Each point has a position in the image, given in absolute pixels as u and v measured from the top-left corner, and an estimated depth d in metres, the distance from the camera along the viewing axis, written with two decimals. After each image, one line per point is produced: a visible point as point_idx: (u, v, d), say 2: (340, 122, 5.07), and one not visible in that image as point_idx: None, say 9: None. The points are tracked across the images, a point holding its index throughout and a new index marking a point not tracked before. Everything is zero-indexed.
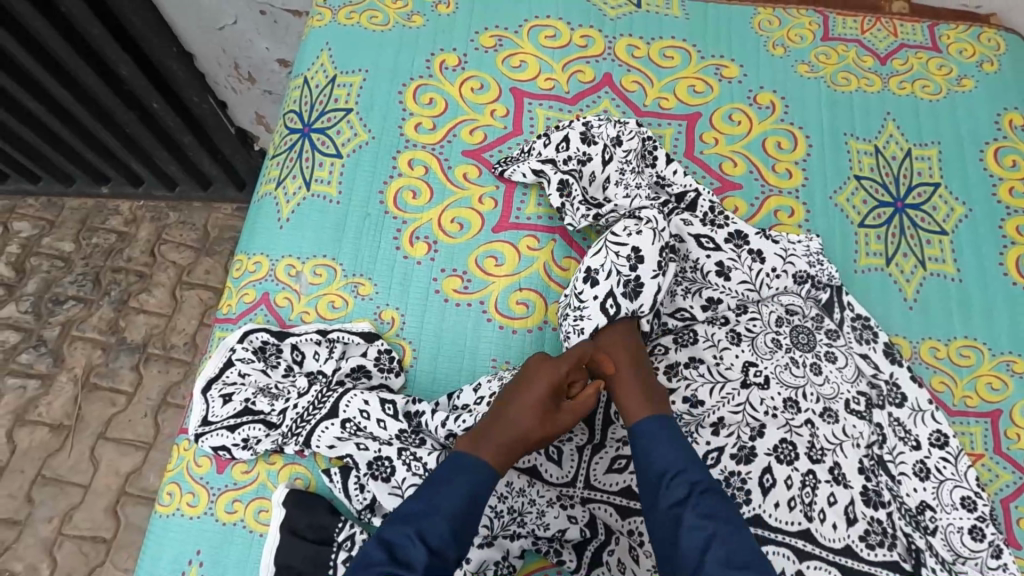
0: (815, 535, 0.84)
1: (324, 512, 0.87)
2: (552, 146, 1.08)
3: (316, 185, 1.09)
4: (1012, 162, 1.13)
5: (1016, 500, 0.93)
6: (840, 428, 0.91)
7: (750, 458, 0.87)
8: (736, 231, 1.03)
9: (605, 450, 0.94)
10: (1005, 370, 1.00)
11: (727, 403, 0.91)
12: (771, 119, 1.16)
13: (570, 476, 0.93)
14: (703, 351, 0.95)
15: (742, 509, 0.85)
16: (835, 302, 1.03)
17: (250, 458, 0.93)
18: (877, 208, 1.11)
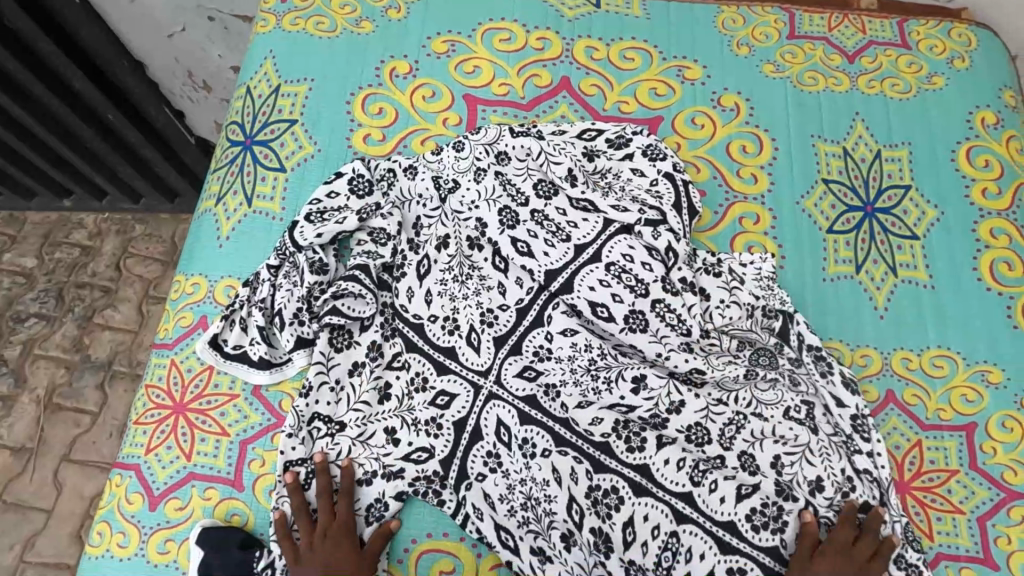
0: (698, 501, 0.88)
1: (234, 548, 0.82)
2: (500, 202, 1.02)
3: (258, 200, 1.02)
4: (984, 162, 1.08)
5: (992, 517, 0.89)
6: (768, 427, 0.91)
7: (660, 425, 0.92)
8: (682, 279, 0.95)
9: (527, 443, 0.92)
10: (980, 381, 0.95)
11: (648, 408, 0.92)
12: (735, 122, 1.11)
13: (446, 447, 0.93)
14: (642, 368, 0.94)
15: (635, 454, 0.90)
16: (788, 329, 0.97)
17: (226, 490, 0.87)
18: (847, 213, 1.06)
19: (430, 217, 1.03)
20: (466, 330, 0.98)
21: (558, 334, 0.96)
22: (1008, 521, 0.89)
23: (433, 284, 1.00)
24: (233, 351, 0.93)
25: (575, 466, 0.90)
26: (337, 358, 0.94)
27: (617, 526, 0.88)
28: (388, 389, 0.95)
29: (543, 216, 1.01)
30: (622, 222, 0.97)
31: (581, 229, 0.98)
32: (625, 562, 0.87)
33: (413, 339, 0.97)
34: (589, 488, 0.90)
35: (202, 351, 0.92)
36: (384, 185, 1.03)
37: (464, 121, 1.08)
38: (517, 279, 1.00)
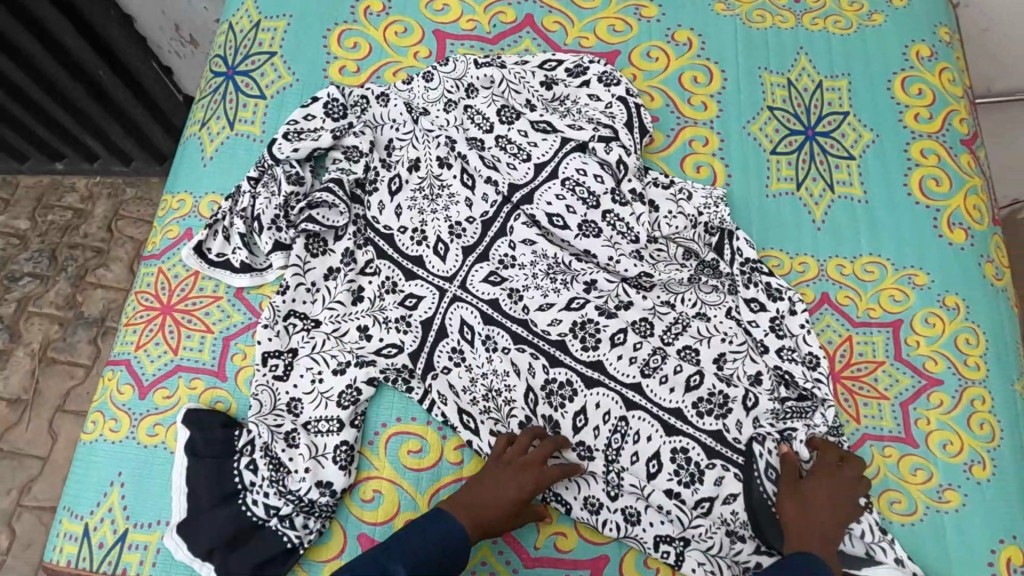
0: (647, 390, 0.95)
1: (217, 428, 0.90)
2: (466, 121, 1.10)
3: (239, 124, 1.10)
4: (918, 90, 1.17)
5: (914, 401, 0.97)
6: (711, 325, 0.99)
7: (612, 314, 0.98)
8: (630, 189, 1.04)
9: (488, 339, 0.98)
10: (907, 284, 1.04)
11: (601, 300, 0.99)
12: (688, 55, 1.19)
13: (414, 341, 0.98)
14: (595, 272, 1.01)
15: (589, 351, 0.96)
16: (725, 244, 1.04)
17: (209, 380, 0.95)
18: (789, 136, 1.14)
19: (402, 140, 1.09)
20: (433, 241, 1.03)
21: (520, 243, 1.03)
22: (929, 405, 0.97)
23: (402, 199, 1.05)
24: (217, 259, 1.00)
25: (532, 361, 0.96)
26: (313, 263, 1.01)
27: (568, 414, 0.95)
28: (361, 292, 1.01)
29: (507, 140, 1.08)
30: (578, 140, 1.06)
31: (540, 148, 1.07)
32: (576, 444, 0.94)
33: (383, 247, 1.03)
34: (545, 380, 0.96)
35: (186, 258, 0.99)
36: (357, 110, 1.09)
37: (434, 53, 1.16)
38: (483, 197, 1.05)
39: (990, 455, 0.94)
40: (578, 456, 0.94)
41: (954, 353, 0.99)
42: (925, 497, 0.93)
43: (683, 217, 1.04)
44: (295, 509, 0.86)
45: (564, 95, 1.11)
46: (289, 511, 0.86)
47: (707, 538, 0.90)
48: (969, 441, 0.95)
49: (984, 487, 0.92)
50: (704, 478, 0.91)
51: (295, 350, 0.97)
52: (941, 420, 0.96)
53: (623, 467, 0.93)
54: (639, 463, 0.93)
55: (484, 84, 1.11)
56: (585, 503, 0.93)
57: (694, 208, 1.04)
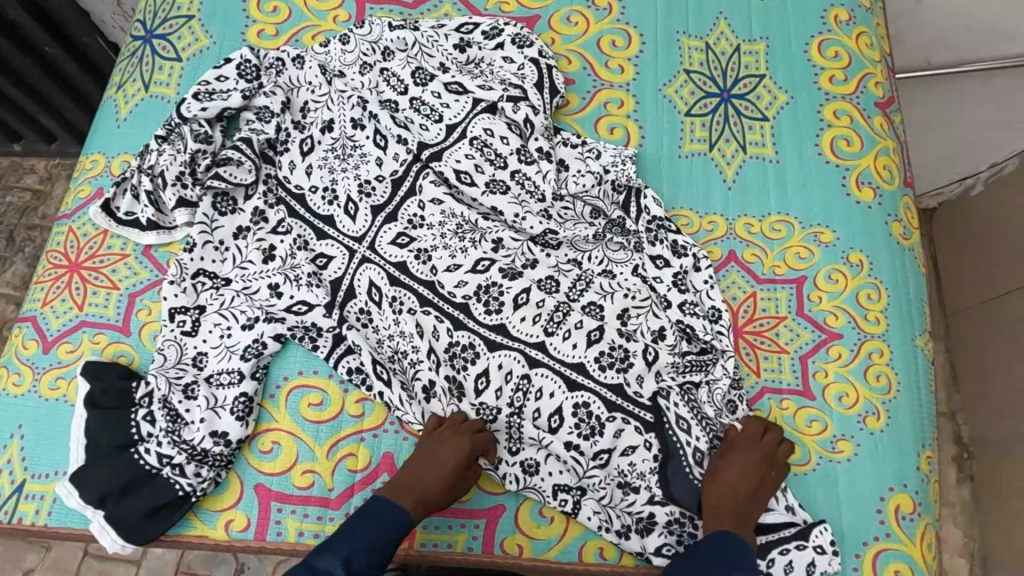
0: (549, 347, 0.94)
1: (117, 380, 0.91)
2: (382, 82, 1.10)
3: (154, 86, 1.10)
4: (834, 53, 1.17)
5: (813, 355, 0.98)
6: (613, 282, 1.00)
7: (515, 274, 0.98)
8: (538, 147, 1.04)
9: (392, 301, 0.99)
10: (814, 242, 1.05)
11: (506, 261, 0.99)
12: (607, 19, 1.19)
13: (322, 299, 0.97)
14: (502, 231, 1.01)
15: (492, 315, 0.96)
16: (632, 202, 1.04)
17: (113, 334, 0.96)
18: (704, 99, 1.15)
19: (317, 102, 1.08)
20: (344, 201, 1.03)
21: (428, 203, 1.03)
22: (827, 357, 0.98)
23: (314, 159, 1.06)
24: (125, 217, 1.01)
25: (437, 324, 0.97)
26: (221, 221, 1.01)
27: (471, 376, 0.95)
28: (272, 251, 1.01)
29: (421, 102, 1.08)
30: (488, 101, 1.06)
31: (453, 109, 1.07)
32: (477, 406, 0.94)
33: (295, 208, 1.04)
34: (449, 343, 0.96)
35: (94, 216, 1.00)
36: (273, 73, 1.09)
37: (352, 17, 1.16)
38: (394, 155, 1.06)
39: (886, 407, 0.96)
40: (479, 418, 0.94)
41: (855, 308, 1.00)
42: (820, 447, 0.94)
43: (590, 174, 1.05)
44: (188, 458, 0.87)
45: (480, 58, 1.11)
46: (181, 460, 0.87)
47: (601, 489, 0.90)
48: (864, 393, 0.96)
49: (877, 438, 0.94)
50: (604, 432, 0.92)
51: (202, 306, 0.97)
52: (839, 373, 0.97)
53: (528, 422, 0.94)
54: (542, 419, 0.93)
55: (400, 47, 1.11)
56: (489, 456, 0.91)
57: (604, 164, 1.06)
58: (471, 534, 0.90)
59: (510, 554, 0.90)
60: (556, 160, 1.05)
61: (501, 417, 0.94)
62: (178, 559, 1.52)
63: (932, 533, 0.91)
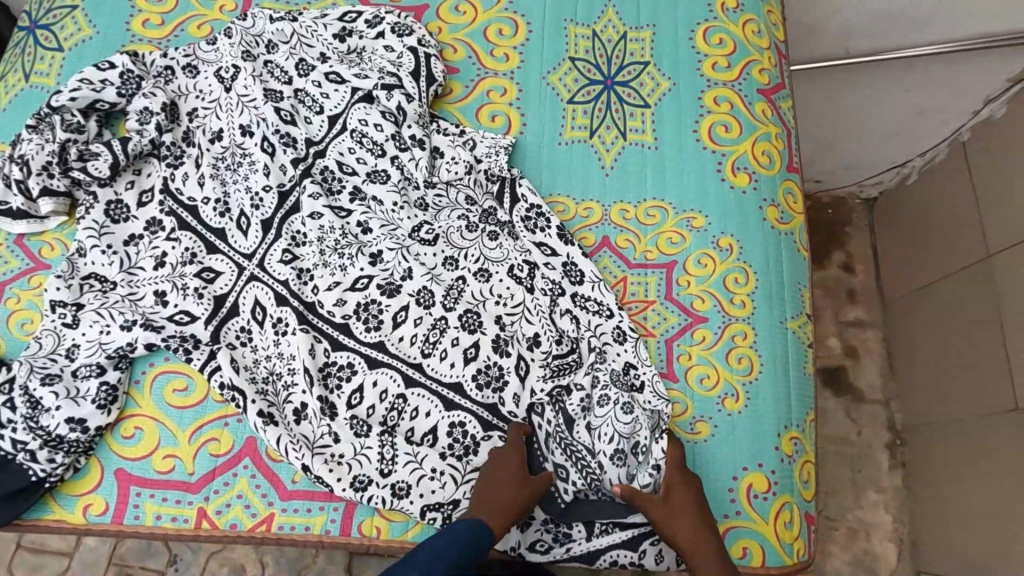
0: (427, 369, 0.94)
1: None
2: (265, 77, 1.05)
3: (35, 76, 1.10)
4: (719, 40, 1.18)
5: (679, 338, 0.99)
6: (488, 287, 0.99)
7: (394, 292, 0.97)
8: (411, 135, 1.04)
9: (268, 318, 0.96)
10: (686, 227, 1.06)
11: (384, 276, 0.97)
12: (496, 8, 1.20)
13: (204, 313, 0.95)
14: (380, 246, 0.99)
15: (372, 332, 0.95)
16: (506, 192, 1.06)
17: None
18: (588, 86, 1.15)
19: (206, 108, 1.06)
20: (236, 215, 1.00)
21: (308, 218, 0.99)
22: (692, 341, 0.99)
23: (204, 168, 1.02)
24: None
25: (314, 343, 0.94)
26: (112, 228, 1.00)
27: (345, 394, 0.93)
28: (164, 258, 0.98)
29: (304, 93, 1.06)
30: (363, 90, 1.06)
31: (332, 100, 1.06)
32: (349, 420, 0.92)
33: (185, 219, 1.00)
34: (325, 362, 0.94)
35: None
36: (160, 81, 1.06)
37: (238, 7, 1.16)
38: (282, 166, 1.02)
39: (745, 388, 0.97)
40: (354, 432, 0.91)
41: (721, 292, 1.01)
42: (681, 429, 0.95)
43: (461, 166, 1.06)
44: (42, 444, 0.88)
45: (367, 56, 1.10)
46: (34, 446, 0.87)
47: None
48: (726, 375, 0.97)
49: (734, 419, 0.95)
50: (478, 449, 0.91)
51: (82, 304, 0.95)
52: (702, 355, 0.98)
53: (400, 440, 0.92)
54: (416, 437, 0.92)
55: (283, 36, 1.08)
56: (352, 482, 0.89)
57: (477, 156, 1.08)
58: (329, 517, 0.90)
59: (369, 537, 0.90)
60: (430, 147, 1.06)
61: (374, 433, 0.91)
62: (111, 551, 1.49)
63: (788, 511, 0.92)
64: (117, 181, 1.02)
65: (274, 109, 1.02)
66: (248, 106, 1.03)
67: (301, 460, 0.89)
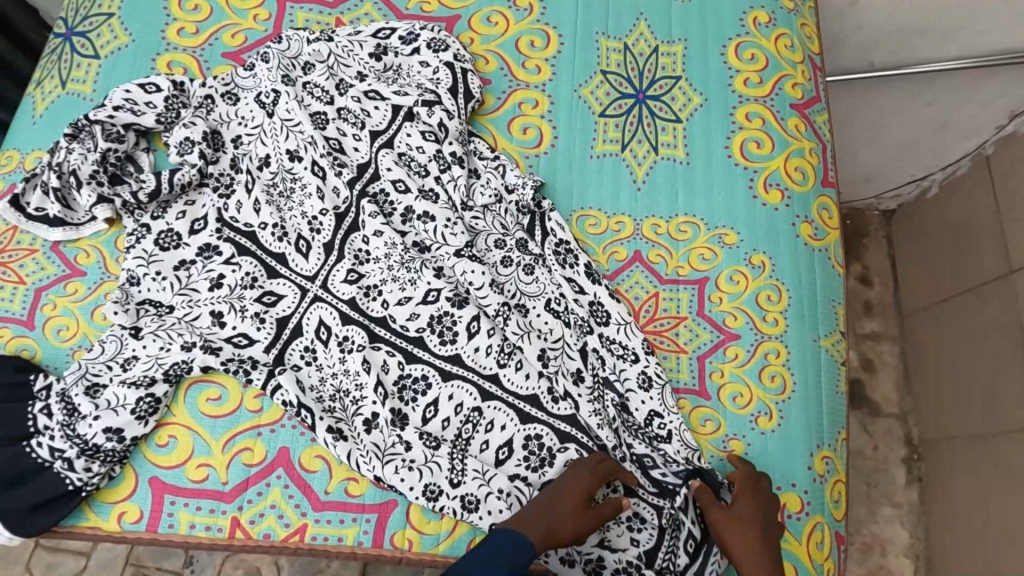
0: (502, 380, 0.96)
1: (11, 371, 0.92)
2: (304, 88, 1.09)
3: (71, 83, 1.11)
4: (751, 56, 1.18)
5: (711, 355, 0.99)
6: (527, 321, 1.00)
7: (463, 303, 0.98)
8: (451, 152, 1.05)
9: (302, 336, 0.98)
10: (718, 243, 1.06)
11: (451, 288, 0.99)
12: (527, 20, 1.20)
13: (266, 337, 0.97)
14: (444, 257, 1.02)
15: (447, 345, 0.97)
16: (537, 226, 1.06)
17: (15, 327, 0.97)
18: (619, 99, 1.16)
19: (249, 135, 1.07)
20: (294, 238, 1.02)
21: (372, 237, 1.02)
22: (724, 358, 0.99)
23: (258, 195, 1.04)
24: (36, 213, 1.02)
25: (388, 358, 0.97)
26: (161, 255, 1.00)
27: (419, 407, 0.95)
28: (221, 279, 1.00)
29: (347, 110, 1.08)
30: (403, 106, 1.08)
31: (374, 118, 1.08)
32: (422, 433, 0.94)
33: (244, 244, 1.02)
34: (400, 375, 0.97)
35: (3, 211, 1.01)
36: (201, 111, 1.07)
37: (272, 16, 1.17)
38: (335, 189, 1.05)
39: (778, 407, 0.97)
40: (423, 444, 0.93)
41: (754, 309, 1.01)
42: (712, 446, 0.95)
43: (491, 189, 1.07)
44: (78, 452, 0.88)
45: (406, 72, 1.12)
46: (71, 454, 0.88)
47: None
48: (759, 394, 0.97)
49: (768, 438, 0.95)
50: (553, 461, 0.92)
51: (139, 328, 0.96)
52: (734, 373, 0.98)
53: (473, 454, 0.93)
54: (491, 450, 0.94)
55: (323, 48, 1.10)
56: (424, 491, 0.90)
57: (508, 185, 1.07)
58: (362, 529, 0.91)
59: (399, 549, 0.90)
60: (469, 168, 1.07)
61: (446, 446, 0.93)
62: (128, 553, 1.49)
63: (820, 532, 0.92)
64: (168, 211, 1.02)
65: (324, 138, 1.06)
66: (293, 130, 1.05)
67: (373, 472, 0.91)
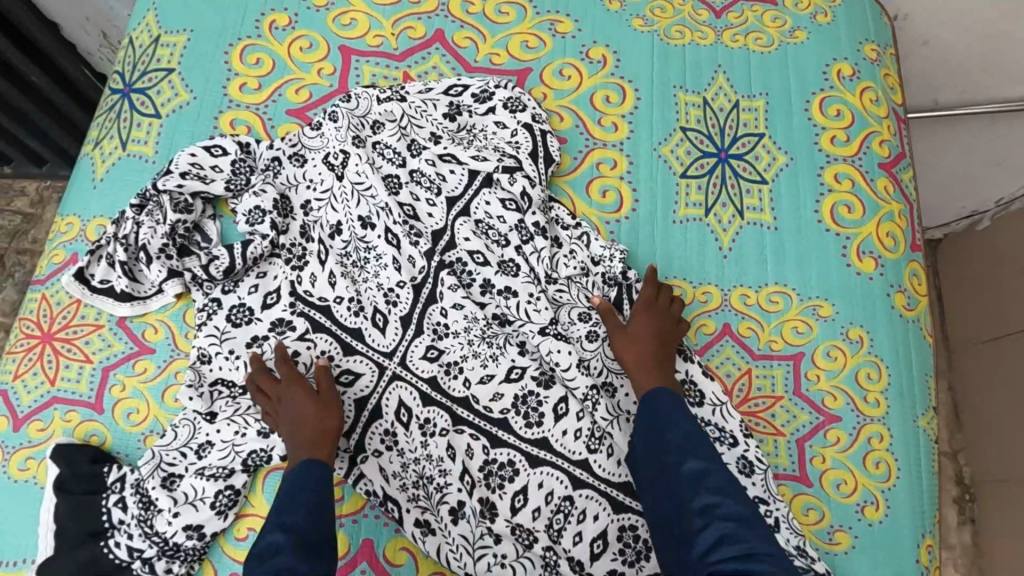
0: (594, 466, 0.91)
1: (85, 463, 0.87)
2: (376, 152, 1.04)
3: (132, 145, 1.07)
4: (836, 112, 1.13)
5: (810, 439, 0.95)
6: (615, 402, 0.96)
7: (550, 383, 0.95)
8: (534, 223, 1.02)
9: (382, 419, 0.94)
10: (812, 315, 1.01)
11: (537, 367, 0.96)
12: (601, 73, 1.15)
13: (346, 422, 0.93)
14: (528, 334, 0.97)
15: (533, 428, 0.93)
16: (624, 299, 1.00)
17: (84, 409, 0.93)
18: (701, 159, 1.11)
19: (319, 201, 1.02)
20: (370, 312, 0.97)
21: (451, 309, 0.98)
22: (824, 442, 0.95)
23: (333, 267, 0.98)
24: (100, 285, 0.97)
25: (473, 442, 0.93)
26: (233, 332, 0.95)
27: (507, 495, 0.91)
28: (295, 358, 0.94)
29: (420, 174, 1.04)
30: (483, 173, 1.04)
31: (450, 183, 1.04)
32: (514, 526, 0.90)
33: (318, 319, 0.96)
34: (486, 460, 0.92)
35: (67, 285, 0.97)
36: (268, 175, 1.04)
37: (338, 71, 1.12)
38: (410, 258, 1.00)
39: (884, 495, 0.92)
40: (515, 539, 0.90)
41: (854, 389, 0.97)
42: (816, 538, 0.91)
43: (577, 260, 1.02)
44: (159, 552, 0.85)
45: (481, 133, 1.08)
46: (152, 554, 0.85)
47: None
48: (863, 481, 0.93)
49: (875, 529, 0.91)
50: (650, 555, 0.89)
51: (214, 411, 0.92)
52: (836, 458, 0.94)
53: (565, 549, 0.89)
54: (585, 544, 0.89)
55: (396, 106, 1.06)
56: None
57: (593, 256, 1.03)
58: None
59: None
60: (551, 237, 1.03)
61: (540, 541, 0.89)
62: None
63: None
64: (240, 285, 0.98)
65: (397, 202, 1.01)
66: (364, 196, 1.00)
67: (464, 567, 0.90)
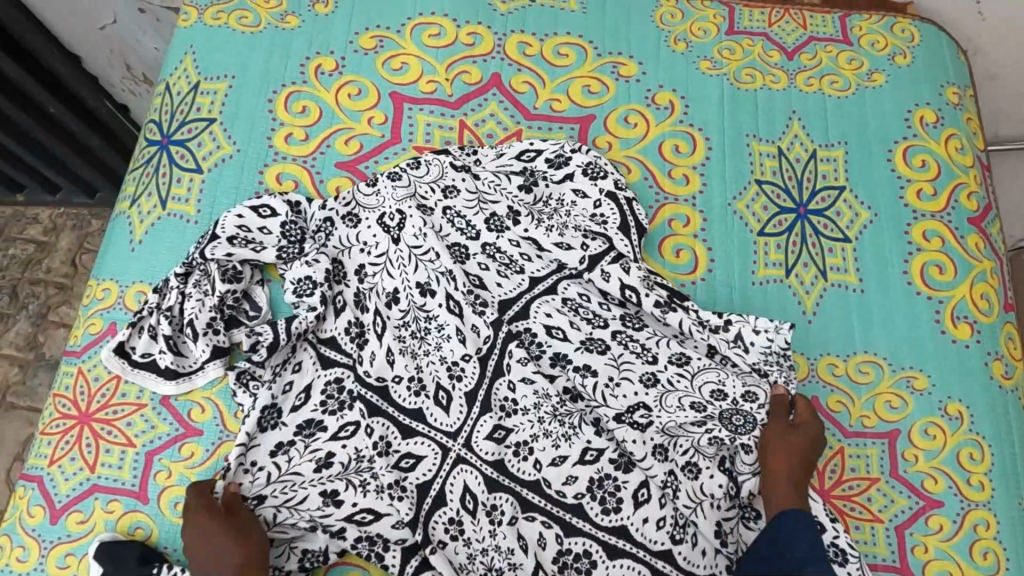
0: (677, 558, 0.84)
1: (131, 562, 0.80)
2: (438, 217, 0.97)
3: (172, 203, 1.00)
4: (921, 162, 1.06)
5: (911, 525, 0.88)
6: (699, 485, 0.86)
7: (628, 466, 0.87)
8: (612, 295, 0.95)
9: (446, 507, 0.86)
10: (906, 388, 0.94)
11: (613, 450, 0.88)
12: (669, 120, 1.08)
13: (405, 513, 0.85)
14: (604, 414, 0.90)
15: (610, 515, 0.86)
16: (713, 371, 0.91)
17: (127, 499, 0.85)
18: (779, 215, 1.04)
19: (374, 266, 0.95)
20: (433, 389, 0.91)
21: (519, 383, 0.90)
22: (926, 529, 0.88)
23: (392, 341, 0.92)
24: (142, 359, 0.91)
25: (546, 530, 0.86)
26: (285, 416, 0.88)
27: None
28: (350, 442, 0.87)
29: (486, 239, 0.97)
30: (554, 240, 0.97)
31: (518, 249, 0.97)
32: None
33: (379, 402, 0.90)
34: (560, 550, 0.85)
35: (107, 360, 0.90)
36: (320, 238, 0.96)
37: (390, 120, 1.05)
38: (474, 327, 0.93)
39: None
40: None
41: (955, 471, 0.90)
42: None
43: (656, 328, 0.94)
44: None
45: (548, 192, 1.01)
46: None
47: None
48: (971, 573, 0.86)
49: None
50: None
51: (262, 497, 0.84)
52: (940, 548, 0.87)
53: None
54: None
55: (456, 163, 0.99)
56: None
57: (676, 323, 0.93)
58: None
59: None
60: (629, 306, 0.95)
61: None
62: None
63: None
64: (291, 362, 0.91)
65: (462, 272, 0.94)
66: (422, 261, 0.94)
67: None
